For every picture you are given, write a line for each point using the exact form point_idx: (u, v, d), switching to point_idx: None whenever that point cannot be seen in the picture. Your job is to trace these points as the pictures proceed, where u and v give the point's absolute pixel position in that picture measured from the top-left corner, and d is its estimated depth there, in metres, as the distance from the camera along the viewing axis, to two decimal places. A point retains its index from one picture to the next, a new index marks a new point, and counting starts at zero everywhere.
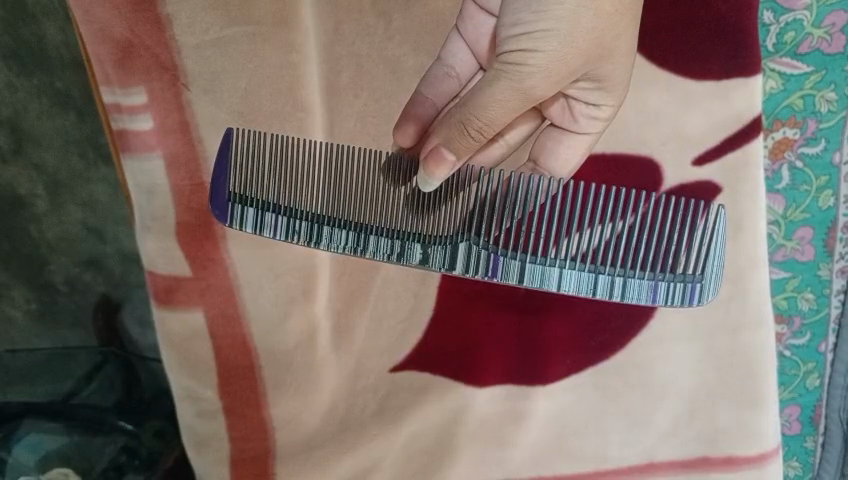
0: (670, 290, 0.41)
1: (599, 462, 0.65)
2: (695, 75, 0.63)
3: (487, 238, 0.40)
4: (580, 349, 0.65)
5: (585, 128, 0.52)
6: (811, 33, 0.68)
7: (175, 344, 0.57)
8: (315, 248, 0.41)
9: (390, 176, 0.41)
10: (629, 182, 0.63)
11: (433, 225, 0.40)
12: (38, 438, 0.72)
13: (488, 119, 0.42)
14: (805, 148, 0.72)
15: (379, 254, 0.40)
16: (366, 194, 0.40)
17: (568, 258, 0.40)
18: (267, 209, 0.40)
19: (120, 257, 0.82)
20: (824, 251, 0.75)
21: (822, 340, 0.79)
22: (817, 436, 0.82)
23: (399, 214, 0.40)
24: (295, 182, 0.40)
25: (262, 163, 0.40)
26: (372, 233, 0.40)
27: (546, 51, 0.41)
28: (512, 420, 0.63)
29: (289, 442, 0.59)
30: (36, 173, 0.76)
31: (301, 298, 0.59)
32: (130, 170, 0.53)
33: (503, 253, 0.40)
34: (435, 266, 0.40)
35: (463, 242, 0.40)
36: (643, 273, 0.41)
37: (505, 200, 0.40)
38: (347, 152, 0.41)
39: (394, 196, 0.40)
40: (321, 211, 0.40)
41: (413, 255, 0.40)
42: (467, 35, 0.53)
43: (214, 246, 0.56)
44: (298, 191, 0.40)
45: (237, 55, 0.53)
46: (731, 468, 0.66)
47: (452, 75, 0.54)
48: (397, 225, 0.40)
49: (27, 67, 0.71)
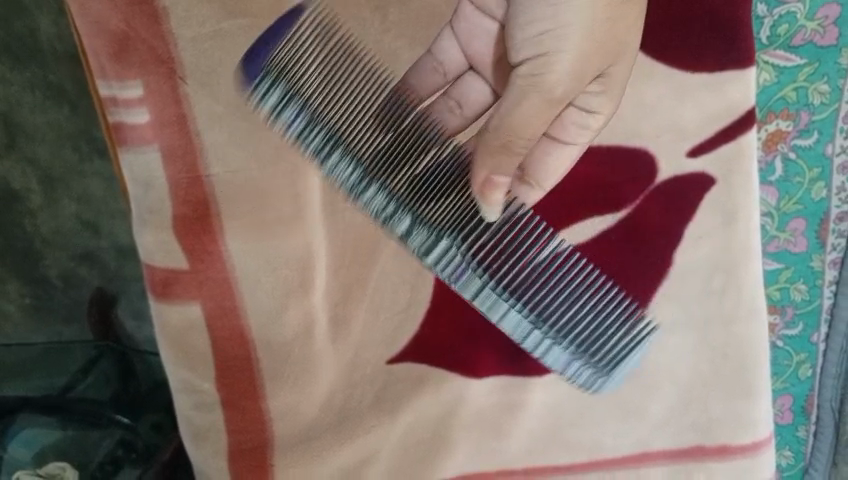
0: (582, 371, 0.46)
1: (593, 451, 0.66)
2: (692, 67, 0.63)
3: (466, 246, 0.42)
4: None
5: (574, 136, 0.52)
6: (804, 26, 0.68)
7: (172, 337, 0.56)
8: (316, 159, 0.40)
9: (414, 140, 0.41)
10: (620, 174, 0.64)
11: (428, 211, 0.41)
12: (33, 434, 0.74)
13: (523, 132, 0.43)
14: (798, 140, 0.72)
15: (368, 208, 0.41)
16: (385, 146, 0.40)
17: (523, 305, 0.43)
18: (287, 92, 0.39)
19: (116, 251, 0.82)
20: (817, 243, 0.76)
21: (815, 331, 0.80)
22: (808, 425, 0.83)
23: (403, 183, 0.40)
24: (335, 89, 0.39)
25: (310, 54, 0.39)
26: (375, 186, 0.40)
27: (565, 51, 0.43)
28: (508, 411, 0.65)
29: (287, 433, 0.60)
30: (29, 167, 0.76)
31: (300, 290, 0.59)
32: (126, 164, 0.53)
33: (471, 264, 0.42)
34: (412, 245, 0.41)
35: (447, 239, 0.41)
36: (569, 349, 0.45)
37: (502, 226, 0.44)
38: (387, 93, 0.40)
39: (409, 162, 0.40)
40: (341, 131, 0.40)
41: (399, 226, 0.41)
42: (460, 33, 0.53)
43: (211, 239, 0.56)
44: (330, 102, 0.39)
45: (233, 48, 0.53)
46: (725, 458, 0.66)
47: (439, 70, 0.53)
48: (399, 192, 0.40)
49: (21, 59, 0.71)
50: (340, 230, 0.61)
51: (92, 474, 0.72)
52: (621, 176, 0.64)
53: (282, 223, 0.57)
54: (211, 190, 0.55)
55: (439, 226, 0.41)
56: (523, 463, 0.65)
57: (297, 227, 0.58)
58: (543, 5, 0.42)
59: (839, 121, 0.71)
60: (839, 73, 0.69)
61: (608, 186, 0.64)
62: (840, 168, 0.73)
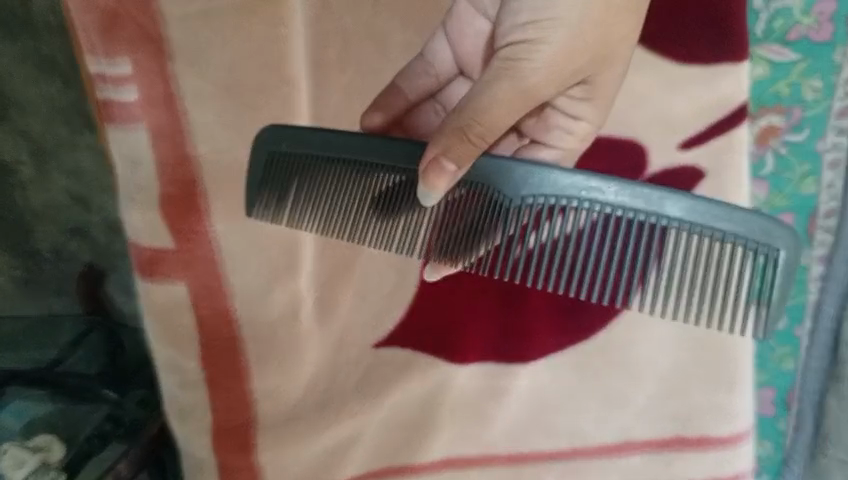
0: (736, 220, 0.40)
1: (572, 439, 0.68)
2: (651, 48, 0.62)
3: (508, 205, 0.43)
4: (554, 333, 0.66)
5: (555, 139, 0.54)
6: (800, 21, 0.66)
7: (158, 314, 0.57)
8: (306, 160, 0.47)
9: (372, 194, 0.46)
10: (617, 167, 0.63)
11: (399, 222, 0.46)
12: (23, 405, 0.75)
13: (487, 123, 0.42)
14: (790, 135, 0.71)
15: (376, 190, 0.46)
16: (338, 194, 0.47)
17: (595, 218, 0.41)
18: (354, 169, 0.46)
19: (106, 226, 0.83)
20: (805, 238, 0.76)
21: (799, 325, 0.81)
22: (789, 418, 0.86)
23: (373, 217, 0.47)
24: (296, 171, 0.48)
25: (287, 191, 0.48)
26: (366, 192, 0.46)
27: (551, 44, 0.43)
28: (491, 397, 0.65)
29: (271, 412, 0.61)
30: (21, 139, 0.76)
31: (286, 272, 0.59)
32: (115, 141, 0.52)
33: (522, 213, 0.42)
34: (408, 208, 0.45)
35: (502, 203, 0.43)
36: (681, 222, 0.40)
37: (540, 251, 0.43)
38: (317, 157, 0.47)
39: (362, 197, 0.46)
40: (316, 185, 0.47)
41: (393, 213, 0.46)
42: (445, 93, 0.56)
43: (198, 219, 0.55)
44: (296, 176, 0.48)
45: (223, 28, 0.52)
46: (703, 448, 0.68)
47: (438, 111, 0.56)
48: (377, 221, 0.47)
49: (13, 31, 0.70)
50: None
51: (80, 446, 0.73)
52: (618, 169, 0.63)
53: None
54: (199, 171, 0.54)
55: (481, 205, 0.44)
56: (506, 448, 0.67)
57: None
58: None
59: (832, 118, 0.70)
60: (833, 70, 0.67)
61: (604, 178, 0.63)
62: (831, 164, 0.72)
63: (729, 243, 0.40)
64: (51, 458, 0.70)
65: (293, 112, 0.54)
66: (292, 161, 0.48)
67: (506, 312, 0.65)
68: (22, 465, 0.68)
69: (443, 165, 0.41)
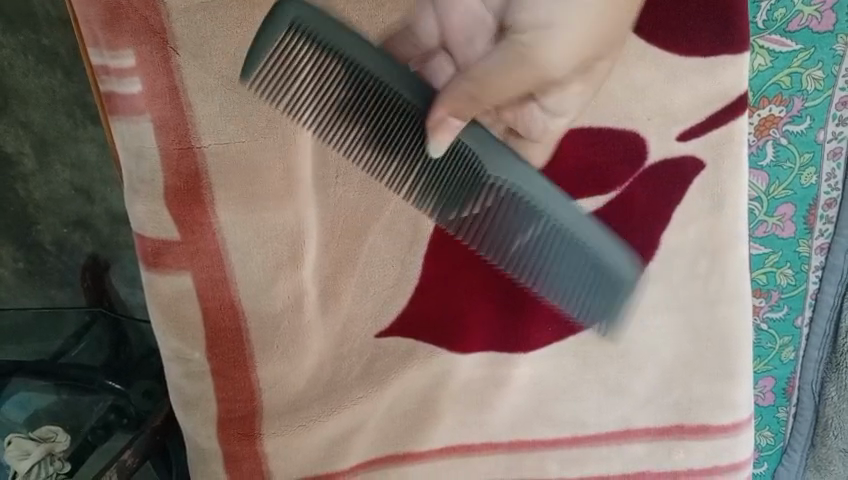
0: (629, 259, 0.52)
1: (575, 428, 0.69)
2: (651, 40, 0.60)
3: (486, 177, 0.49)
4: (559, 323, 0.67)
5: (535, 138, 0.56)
6: (801, 10, 0.65)
7: (163, 305, 0.57)
8: (316, 52, 0.46)
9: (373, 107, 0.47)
10: (610, 157, 0.63)
11: (374, 151, 0.49)
12: (28, 396, 0.77)
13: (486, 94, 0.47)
14: (790, 125, 0.71)
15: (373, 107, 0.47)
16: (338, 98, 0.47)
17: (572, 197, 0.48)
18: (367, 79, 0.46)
19: (110, 217, 0.85)
20: (805, 228, 0.76)
21: (799, 314, 0.82)
22: (789, 406, 0.88)
23: (353, 139, 0.49)
24: (289, 73, 0.46)
25: (278, 79, 0.46)
26: (363, 105, 0.47)
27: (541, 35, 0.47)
28: (493, 385, 0.67)
29: (276, 402, 0.62)
30: (22, 132, 0.76)
31: (289, 263, 0.59)
32: (119, 132, 0.52)
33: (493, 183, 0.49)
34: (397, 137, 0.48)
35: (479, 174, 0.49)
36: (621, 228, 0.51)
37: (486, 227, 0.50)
38: (331, 60, 0.46)
39: (356, 108, 0.47)
40: (315, 83, 0.47)
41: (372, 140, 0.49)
42: None
43: (202, 211, 0.55)
44: (297, 65, 0.46)
45: (226, 19, 0.52)
46: (703, 436, 0.69)
47: None
48: (357, 139, 0.49)
49: (14, 23, 0.70)
50: (332, 205, 0.60)
51: (83, 438, 0.73)
52: (611, 158, 0.63)
53: (274, 197, 0.57)
54: (203, 162, 0.54)
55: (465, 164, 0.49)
56: (506, 437, 0.68)
57: (288, 203, 0.57)
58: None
59: (832, 107, 0.70)
60: (834, 59, 0.67)
61: (599, 167, 0.63)
62: (831, 153, 0.72)
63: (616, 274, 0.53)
64: (55, 448, 0.71)
65: None
66: (299, 45, 0.46)
67: (508, 302, 0.66)
68: (27, 456, 0.70)
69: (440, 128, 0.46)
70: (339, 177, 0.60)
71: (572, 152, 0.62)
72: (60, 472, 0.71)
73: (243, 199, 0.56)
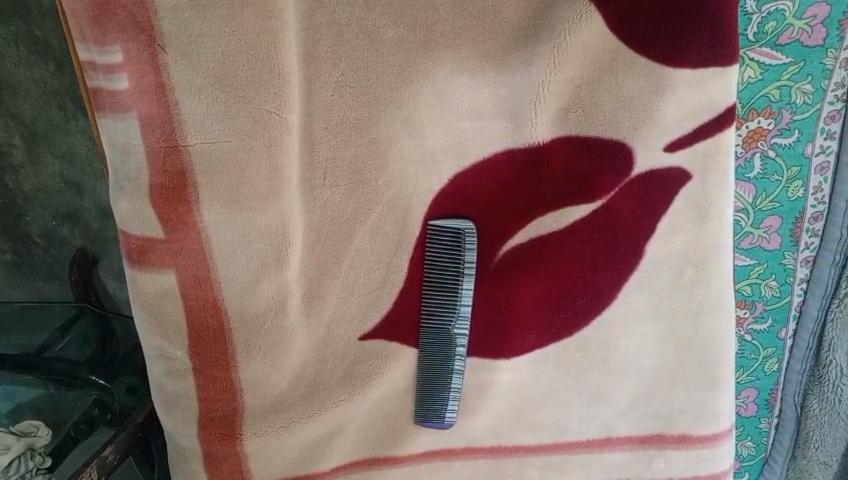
0: (440, 392, 0.66)
1: (554, 434, 0.71)
2: (632, 44, 0.56)
3: (464, 296, 0.62)
4: (602, 282, 0.64)
5: (542, 128, 0.58)
6: (792, 24, 0.65)
7: (147, 302, 0.57)
8: None
9: None
10: (591, 165, 0.60)
11: None
12: (13, 389, 0.78)
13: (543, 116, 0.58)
14: (778, 138, 0.71)
15: None
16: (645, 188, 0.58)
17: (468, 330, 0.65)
18: None
19: (97, 210, 0.87)
20: (790, 241, 0.77)
21: (783, 327, 0.83)
22: (771, 418, 0.89)
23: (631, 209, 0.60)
24: None
25: None
26: None
27: (606, 105, 0.58)
28: (476, 392, 0.67)
29: (259, 402, 0.63)
30: (12, 122, 0.80)
31: (274, 264, 0.58)
32: (106, 129, 0.52)
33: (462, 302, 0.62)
34: None
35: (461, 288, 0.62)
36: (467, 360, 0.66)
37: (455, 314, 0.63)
38: None
39: None
40: None
41: None
42: None
43: (187, 210, 0.54)
44: None
45: (216, 19, 0.50)
46: (685, 446, 0.71)
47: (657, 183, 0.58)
48: None
49: (7, 14, 0.74)
50: (318, 207, 0.58)
51: (66, 433, 0.73)
52: (590, 166, 0.60)
53: (259, 198, 0.55)
54: (189, 161, 0.53)
55: (455, 268, 0.61)
56: (488, 442, 0.70)
57: (272, 203, 0.56)
58: (666, 125, 0.59)
59: (820, 121, 0.70)
60: (824, 74, 0.67)
61: (584, 176, 0.61)
62: (818, 168, 0.72)
63: (433, 401, 0.66)
64: (37, 443, 0.69)
65: (286, 107, 0.54)
66: None
67: (493, 310, 0.65)
68: (7, 450, 0.67)
69: (538, 116, 0.58)
70: (325, 178, 0.57)
71: (550, 157, 0.60)
72: (40, 467, 0.68)
73: (229, 203, 0.55)
